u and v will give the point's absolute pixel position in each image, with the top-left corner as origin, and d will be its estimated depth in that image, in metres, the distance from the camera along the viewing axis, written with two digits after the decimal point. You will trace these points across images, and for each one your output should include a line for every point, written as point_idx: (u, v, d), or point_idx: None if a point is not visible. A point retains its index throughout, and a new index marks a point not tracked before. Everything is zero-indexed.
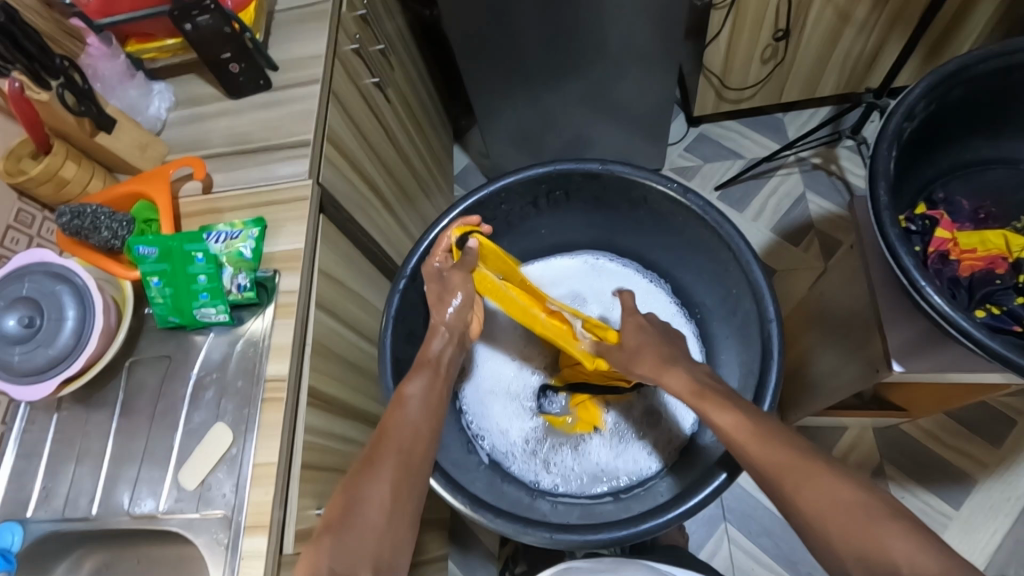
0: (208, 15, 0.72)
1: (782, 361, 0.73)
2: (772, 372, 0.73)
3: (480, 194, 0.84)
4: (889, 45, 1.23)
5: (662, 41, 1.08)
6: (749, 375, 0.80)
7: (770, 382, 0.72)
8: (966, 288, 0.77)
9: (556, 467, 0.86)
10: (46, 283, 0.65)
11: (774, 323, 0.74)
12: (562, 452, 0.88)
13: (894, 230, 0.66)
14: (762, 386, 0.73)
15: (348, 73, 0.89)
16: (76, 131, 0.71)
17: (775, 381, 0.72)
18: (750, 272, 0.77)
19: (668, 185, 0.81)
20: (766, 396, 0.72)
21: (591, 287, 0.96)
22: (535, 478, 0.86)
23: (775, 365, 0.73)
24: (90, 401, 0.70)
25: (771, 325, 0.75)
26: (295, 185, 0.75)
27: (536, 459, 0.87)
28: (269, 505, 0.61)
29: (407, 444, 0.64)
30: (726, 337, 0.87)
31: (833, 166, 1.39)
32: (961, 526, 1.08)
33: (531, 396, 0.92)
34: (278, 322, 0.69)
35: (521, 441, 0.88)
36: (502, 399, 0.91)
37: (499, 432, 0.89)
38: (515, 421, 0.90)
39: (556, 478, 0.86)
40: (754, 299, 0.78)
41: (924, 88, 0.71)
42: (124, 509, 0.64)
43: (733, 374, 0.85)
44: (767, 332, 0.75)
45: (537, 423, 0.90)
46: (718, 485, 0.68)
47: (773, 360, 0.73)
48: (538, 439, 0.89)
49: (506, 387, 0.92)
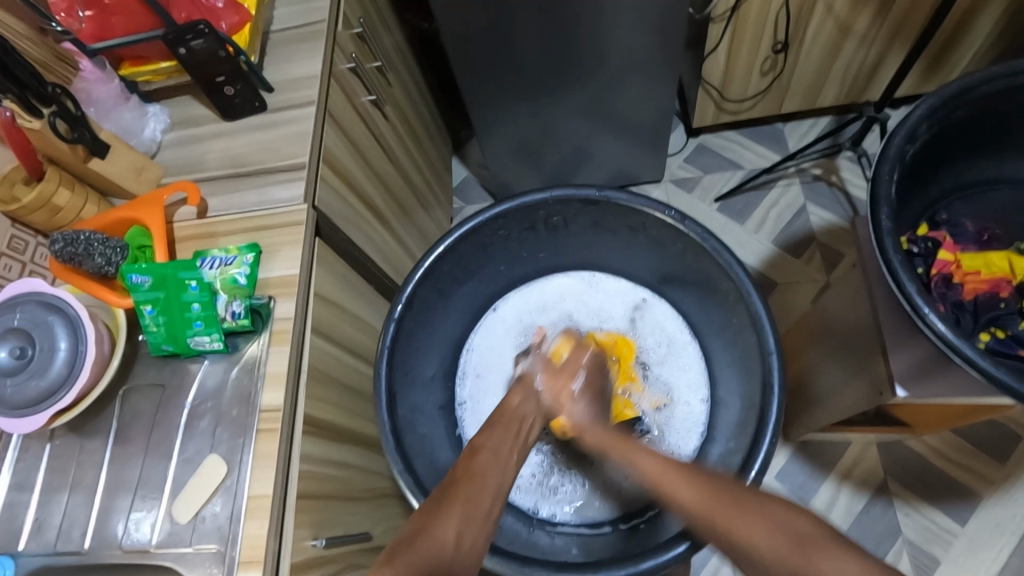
0: (202, 39, 0.71)
1: (783, 395, 0.73)
2: (773, 406, 0.72)
3: (476, 221, 0.83)
4: (889, 57, 1.23)
5: (661, 54, 1.07)
6: (749, 409, 0.79)
7: (771, 419, 0.72)
8: (971, 312, 0.76)
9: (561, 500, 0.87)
10: (38, 313, 0.64)
11: (775, 356, 0.73)
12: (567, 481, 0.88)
13: (897, 255, 0.65)
14: (763, 420, 0.72)
15: (344, 92, 0.88)
16: (70, 157, 0.71)
17: (777, 418, 0.72)
18: (752, 304, 0.76)
19: (666, 213, 0.81)
20: (765, 433, 0.71)
21: (586, 302, 0.97)
22: (535, 507, 0.86)
23: (776, 400, 0.72)
24: (83, 429, 0.69)
25: (772, 356, 0.74)
26: (290, 210, 0.75)
27: (541, 492, 0.87)
28: (264, 539, 0.60)
29: (471, 494, 0.62)
30: (728, 365, 0.86)
31: (834, 177, 1.38)
32: (967, 544, 1.07)
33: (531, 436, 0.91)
34: (273, 349, 0.68)
35: (527, 476, 0.88)
36: None
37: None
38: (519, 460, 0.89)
39: (557, 506, 0.86)
40: (755, 329, 0.77)
41: (924, 110, 0.70)
42: (116, 541, 0.63)
43: (733, 403, 0.84)
44: (768, 364, 0.74)
45: (540, 459, 0.89)
46: (677, 555, 0.68)
47: (773, 392, 0.73)
48: (540, 469, 0.88)
49: None
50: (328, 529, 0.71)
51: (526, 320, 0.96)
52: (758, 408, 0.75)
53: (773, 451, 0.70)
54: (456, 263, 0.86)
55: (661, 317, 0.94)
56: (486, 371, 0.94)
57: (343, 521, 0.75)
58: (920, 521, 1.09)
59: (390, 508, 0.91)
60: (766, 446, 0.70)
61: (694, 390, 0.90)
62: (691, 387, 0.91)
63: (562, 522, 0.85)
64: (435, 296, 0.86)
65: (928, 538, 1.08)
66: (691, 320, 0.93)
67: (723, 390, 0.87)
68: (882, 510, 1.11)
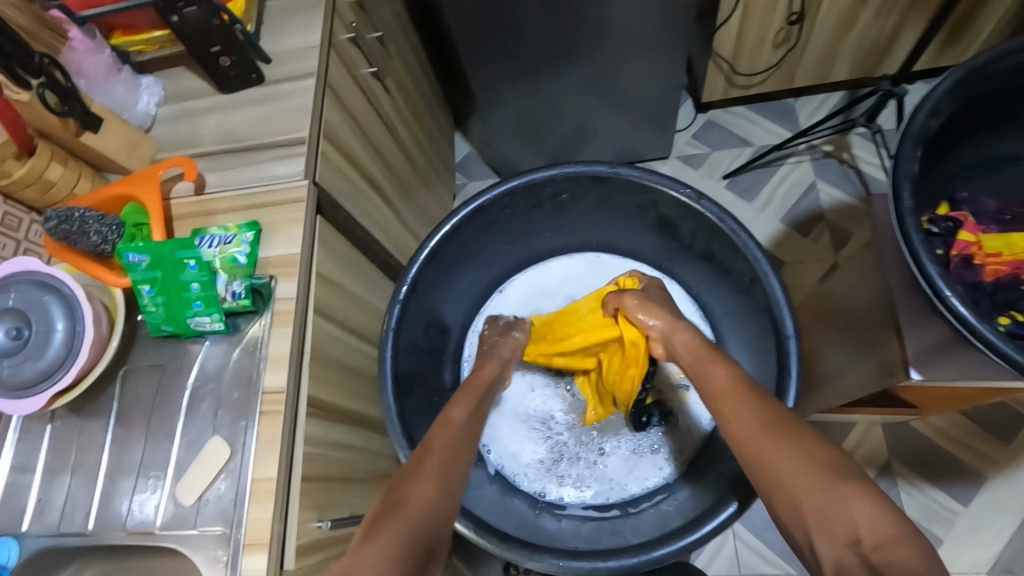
0: (195, 7, 0.68)
1: (800, 382, 0.72)
2: (791, 393, 0.71)
3: (482, 200, 0.81)
4: (905, 30, 1.19)
5: (671, 25, 1.04)
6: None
7: (787, 402, 0.71)
8: (989, 295, 0.73)
9: (569, 483, 0.86)
10: (32, 293, 0.62)
11: (792, 341, 0.72)
12: (575, 463, 0.87)
13: (917, 234, 0.63)
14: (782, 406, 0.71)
15: (344, 64, 0.85)
16: (59, 130, 0.69)
17: (792, 404, 0.70)
18: (768, 286, 0.74)
19: (680, 192, 0.78)
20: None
21: (589, 284, 0.95)
22: (544, 490, 0.86)
23: (793, 386, 0.71)
24: (84, 410, 0.68)
25: (789, 341, 0.73)
26: (290, 187, 0.72)
27: (550, 474, 0.87)
28: (269, 522, 0.59)
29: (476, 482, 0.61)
30: (740, 350, 0.84)
31: (845, 153, 1.35)
32: (969, 524, 1.07)
33: (543, 419, 0.91)
34: (275, 330, 0.66)
35: (535, 460, 0.88)
36: (513, 419, 0.90)
37: (508, 455, 0.88)
38: (530, 441, 0.89)
39: (567, 491, 0.86)
40: (772, 315, 0.75)
41: (950, 83, 0.67)
42: (120, 523, 0.63)
43: None
44: (785, 349, 0.72)
45: (552, 443, 0.89)
46: (726, 517, 0.68)
47: (789, 377, 0.72)
48: (551, 456, 0.88)
49: (517, 407, 0.91)
50: (333, 509, 0.71)
51: (530, 304, 0.95)
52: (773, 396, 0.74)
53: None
54: (461, 244, 0.85)
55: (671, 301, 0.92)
56: None
57: (348, 501, 0.75)
58: (922, 501, 1.10)
59: None
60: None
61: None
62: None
63: (569, 505, 0.85)
64: (439, 278, 0.84)
65: (930, 517, 1.08)
66: (702, 301, 0.90)
67: None
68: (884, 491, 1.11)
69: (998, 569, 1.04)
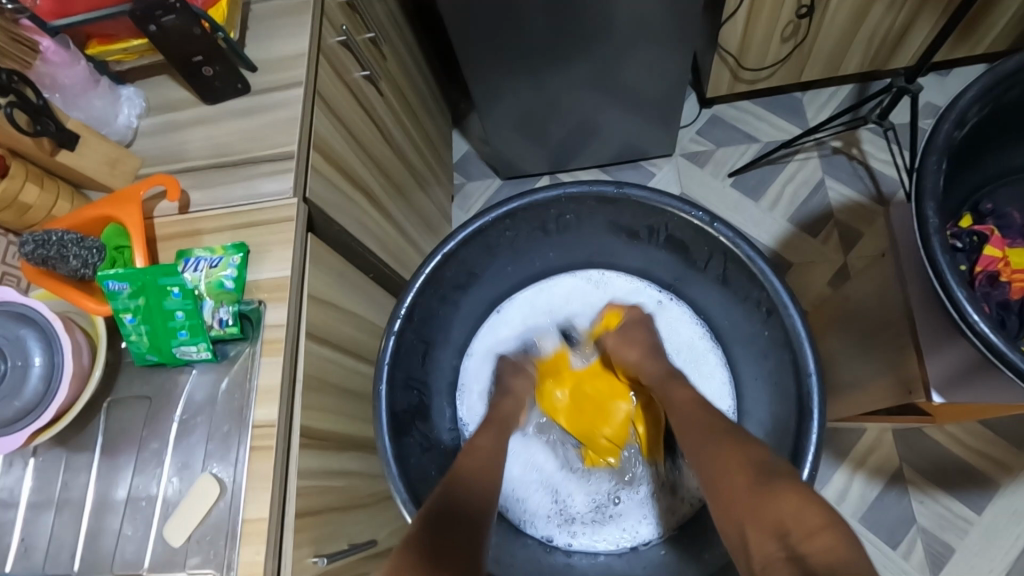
0: (174, 15, 0.64)
1: (824, 418, 0.68)
2: (813, 429, 0.68)
3: (482, 221, 0.77)
4: (919, 22, 1.14)
5: (676, 19, 0.99)
6: (783, 429, 0.75)
7: (810, 444, 0.68)
8: (1017, 314, 0.71)
9: (579, 534, 0.84)
10: (8, 326, 0.59)
11: (814, 380, 0.69)
12: (584, 516, 0.85)
13: (943, 255, 0.59)
14: (802, 440, 0.69)
15: (334, 69, 0.81)
16: (34, 151, 0.66)
17: (817, 447, 0.67)
18: (788, 317, 0.71)
19: (692, 214, 0.75)
20: (804, 463, 0.68)
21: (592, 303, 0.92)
22: (552, 538, 0.84)
23: (815, 423, 0.68)
24: (68, 443, 0.65)
25: (810, 379, 0.70)
26: (278, 204, 0.69)
27: (558, 525, 0.84)
28: (262, 565, 0.57)
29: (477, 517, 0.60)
30: (758, 380, 0.82)
31: (855, 150, 1.31)
32: (983, 532, 1.05)
33: (551, 464, 0.87)
34: (265, 359, 0.63)
35: (544, 508, 0.85)
36: (520, 466, 0.87)
37: (517, 500, 0.85)
38: (537, 494, 0.86)
39: (576, 539, 0.83)
40: (790, 347, 0.72)
41: (978, 90, 0.63)
42: (106, 564, 0.60)
43: (762, 414, 0.80)
44: (806, 387, 0.69)
45: (559, 495, 0.86)
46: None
47: (810, 413, 0.69)
48: (560, 503, 0.85)
49: (525, 454, 0.88)
50: (330, 541, 0.68)
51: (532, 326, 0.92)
52: (795, 435, 0.71)
53: (813, 473, 0.67)
54: (460, 266, 0.81)
55: (676, 322, 0.89)
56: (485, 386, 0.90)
57: (345, 530, 0.72)
58: (935, 510, 1.07)
59: (395, 510, 0.88)
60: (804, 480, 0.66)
61: (720, 401, 0.86)
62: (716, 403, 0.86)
63: (578, 552, 0.83)
64: (438, 296, 0.81)
65: (943, 526, 1.06)
66: (715, 325, 0.88)
67: (746, 398, 0.84)
68: (896, 499, 1.08)
69: None
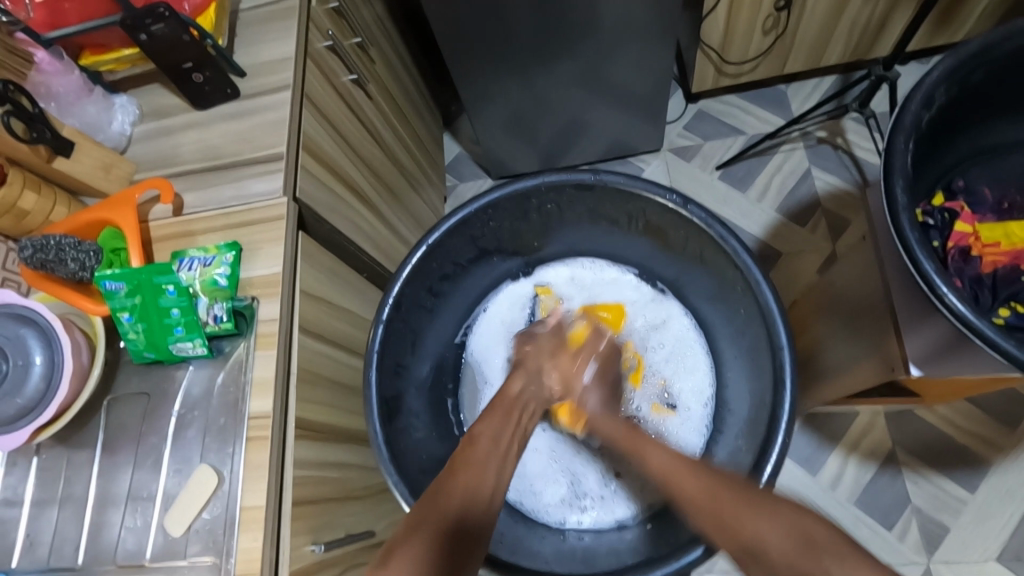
0: (163, 23, 0.66)
1: (797, 391, 0.70)
2: (785, 405, 0.70)
3: (465, 211, 0.79)
4: (897, 12, 1.16)
5: (658, 16, 1.02)
6: (760, 407, 0.77)
7: (783, 413, 0.70)
8: (990, 287, 0.73)
9: (590, 510, 0.86)
10: (10, 327, 0.62)
11: (786, 351, 0.71)
12: (592, 488, 0.88)
13: (912, 231, 0.61)
14: (776, 416, 0.70)
15: (323, 73, 0.83)
16: (31, 158, 0.68)
17: (789, 416, 0.69)
18: (760, 293, 0.73)
19: (666, 198, 0.77)
20: (777, 432, 0.70)
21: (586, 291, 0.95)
22: (561, 521, 0.86)
23: (788, 396, 0.70)
24: (69, 441, 0.67)
25: (783, 352, 0.71)
26: (269, 204, 0.71)
27: (570, 504, 0.87)
28: (259, 551, 0.58)
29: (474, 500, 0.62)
30: (736, 358, 0.84)
31: (839, 139, 1.33)
32: (976, 512, 1.06)
33: (557, 451, 0.90)
34: (259, 353, 0.65)
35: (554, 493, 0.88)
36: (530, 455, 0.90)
37: (528, 491, 0.88)
38: (548, 481, 0.88)
39: (584, 520, 0.86)
40: (764, 322, 0.74)
41: (942, 72, 0.65)
42: (109, 556, 0.62)
43: (741, 396, 0.82)
44: (778, 360, 0.71)
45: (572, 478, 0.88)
46: (693, 559, 0.68)
47: (784, 387, 0.71)
48: (568, 488, 0.88)
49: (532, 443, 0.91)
50: (328, 530, 0.70)
51: (511, 321, 0.95)
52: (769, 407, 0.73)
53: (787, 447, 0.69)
54: (445, 258, 0.83)
55: (664, 310, 0.92)
56: (489, 378, 0.92)
57: (343, 520, 0.74)
58: (928, 490, 1.08)
59: (392, 502, 0.89)
60: (778, 448, 0.69)
61: (699, 383, 0.89)
62: (698, 387, 0.89)
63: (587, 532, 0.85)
64: (424, 289, 0.83)
65: (937, 506, 1.07)
66: (697, 311, 0.90)
67: (729, 384, 0.85)
68: (889, 480, 1.10)
69: (1006, 557, 1.03)
